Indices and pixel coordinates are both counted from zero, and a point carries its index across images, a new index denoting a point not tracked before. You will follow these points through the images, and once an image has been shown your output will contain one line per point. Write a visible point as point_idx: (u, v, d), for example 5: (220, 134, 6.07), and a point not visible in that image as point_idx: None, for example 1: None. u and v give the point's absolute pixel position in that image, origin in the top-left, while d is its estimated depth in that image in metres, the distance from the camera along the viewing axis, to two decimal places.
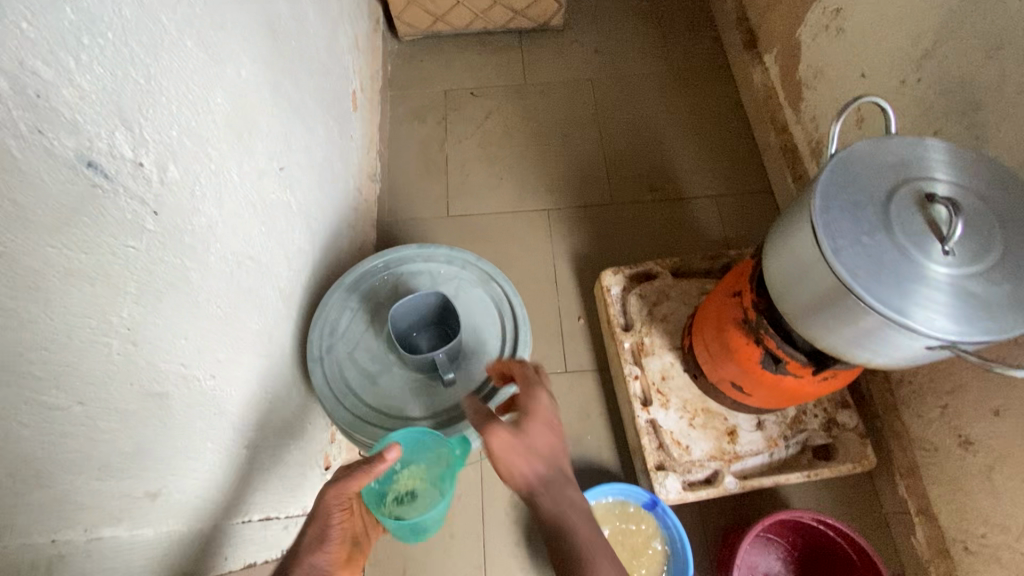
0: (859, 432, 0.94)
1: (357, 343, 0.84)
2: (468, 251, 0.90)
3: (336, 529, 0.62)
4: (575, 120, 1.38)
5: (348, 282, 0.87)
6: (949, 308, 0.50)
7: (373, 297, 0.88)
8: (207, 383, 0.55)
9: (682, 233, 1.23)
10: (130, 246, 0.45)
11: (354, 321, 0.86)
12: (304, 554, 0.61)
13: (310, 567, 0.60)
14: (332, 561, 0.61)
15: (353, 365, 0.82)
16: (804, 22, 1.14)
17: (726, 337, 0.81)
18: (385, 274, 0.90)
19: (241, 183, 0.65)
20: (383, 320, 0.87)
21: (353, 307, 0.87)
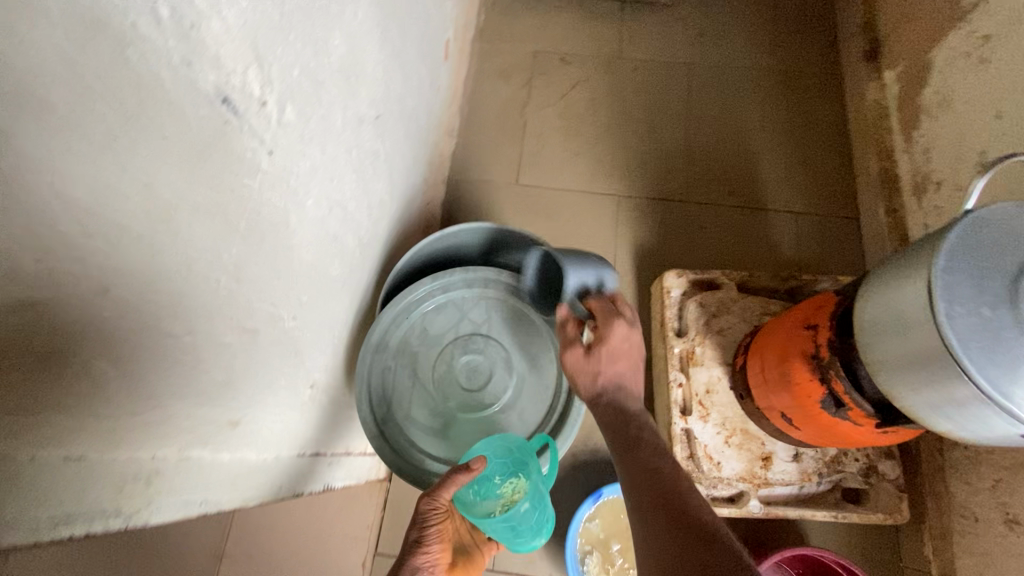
0: (896, 484, 0.92)
1: (409, 397, 0.84)
2: (482, 269, 0.89)
3: (434, 528, 0.69)
4: (666, 107, 1.31)
5: (377, 342, 0.83)
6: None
7: (408, 348, 0.86)
8: (289, 324, 0.57)
9: (754, 245, 1.18)
10: (246, 185, 0.46)
11: (399, 377, 0.85)
12: (407, 556, 0.68)
13: (414, 567, 0.68)
14: (434, 561, 0.69)
15: (411, 419, 0.83)
16: (942, 43, 1.02)
17: (788, 368, 0.79)
18: (410, 319, 0.87)
19: (342, 129, 0.64)
20: (427, 367, 0.86)
21: (392, 364, 0.85)
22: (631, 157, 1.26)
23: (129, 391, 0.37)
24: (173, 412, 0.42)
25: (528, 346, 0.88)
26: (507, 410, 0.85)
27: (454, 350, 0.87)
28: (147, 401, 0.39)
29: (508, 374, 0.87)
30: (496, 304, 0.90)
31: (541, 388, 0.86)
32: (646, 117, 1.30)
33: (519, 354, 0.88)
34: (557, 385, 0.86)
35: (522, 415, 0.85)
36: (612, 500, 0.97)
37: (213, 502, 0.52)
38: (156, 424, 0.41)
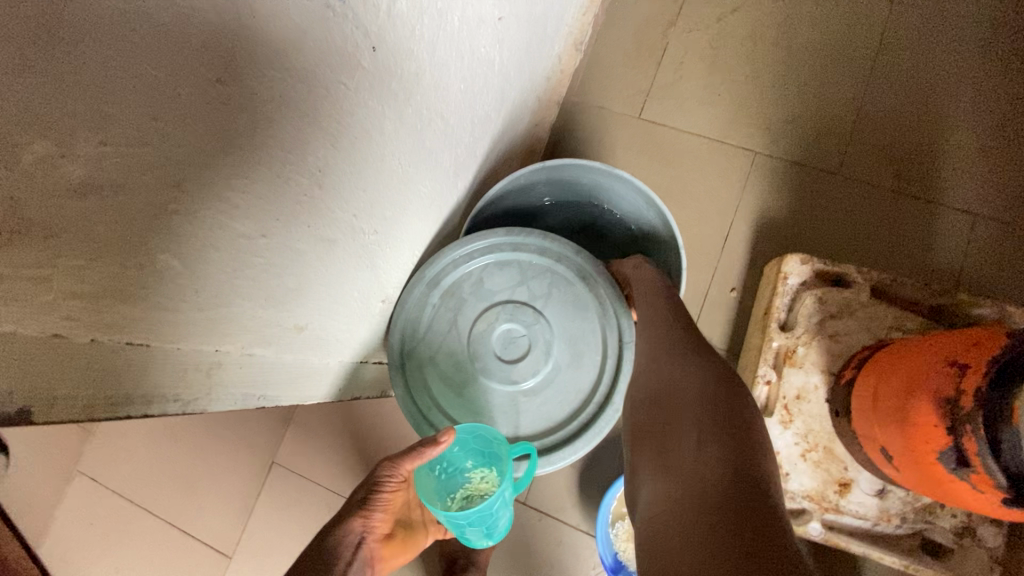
0: (994, 556, 0.79)
1: (440, 346, 0.77)
2: (566, 242, 0.76)
3: (382, 499, 0.72)
4: (845, 51, 1.06)
5: (428, 275, 0.76)
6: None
7: (456, 293, 0.77)
8: (369, 237, 0.55)
9: (904, 244, 0.99)
10: (341, 83, 0.41)
11: (437, 319, 0.77)
12: (347, 517, 0.71)
13: (347, 528, 0.69)
14: (371, 529, 0.71)
15: (434, 367, 0.76)
16: None
17: (911, 404, 0.66)
18: (468, 264, 0.77)
19: (458, 29, 0.56)
20: (466, 322, 0.77)
21: (434, 304, 0.77)
22: (782, 109, 1.06)
23: (197, 288, 0.36)
24: (239, 312, 0.42)
25: (580, 343, 0.76)
26: (527, 396, 0.75)
27: (500, 313, 0.77)
28: (215, 300, 0.38)
29: (545, 361, 0.75)
30: (565, 285, 0.77)
31: (574, 388, 0.75)
32: (815, 60, 1.07)
33: (567, 345, 0.76)
34: (591, 394, 0.74)
35: (542, 409, 0.75)
36: None
37: (274, 397, 0.54)
38: (224, 322, 0.41)
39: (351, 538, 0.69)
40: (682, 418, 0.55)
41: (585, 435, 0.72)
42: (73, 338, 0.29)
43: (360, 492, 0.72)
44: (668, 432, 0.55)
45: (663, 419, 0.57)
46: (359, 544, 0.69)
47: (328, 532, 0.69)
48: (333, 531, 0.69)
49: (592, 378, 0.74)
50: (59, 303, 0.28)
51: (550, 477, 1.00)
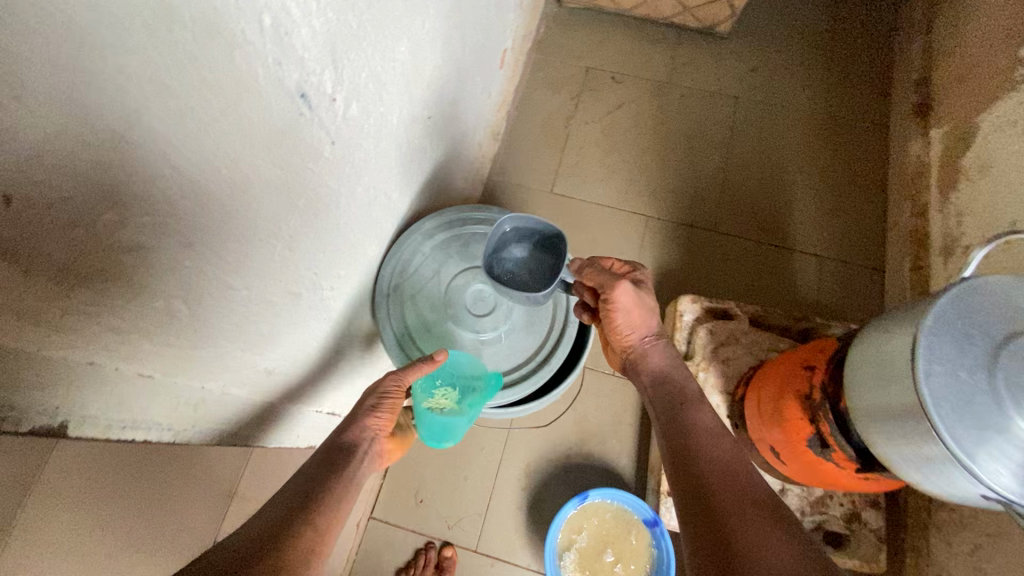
0: (878, 534, 0.94)
1: (421, 289, 0.86)
2: None
3: (390, 400, 0.69)
4: (708, 135, 1.34)
5: (427, 228, 0.87)
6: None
7: (444, 250, 0.88)
8: (326, 293, 0.65)
9: (773, 277, 1.21)
10: (309, 167, 0.53)
11: (423, 265, 0.86)
12: (359, 417, 0.67)
13: (364, 426, 0.67)
14: (382, 427, 0.68)
15: (414, 307, 0.85)
16: (1001, 125, 0.97)
17: (782, 404, 0.81)
18: (460, 230, 0.90)
19: (396, 127, 0.70)
20: (448, 275, 0.88)
21: (425, 253, 0.87)
22: (665, 181, 1.30)
23: (195, 329, 0.47)
24: (222, 353, 0.51)
25: (536, 310, 0.88)
26: (484, 348, 0.85)
27: (478, 274, 0.88)
28: (202, 341, 0.48)
29: (505, 321, 0.86)
30: None
31: (525, 348, 0.86)
32: (686, 143, 1.34)
33: (526, 312, 0.88)
34: (538, 352, 0.85)
35: (493, 360, 0.85)
36: (599, 504, 1.01)
37: (226, 431, 0.60)
38: (213, 360, 0.51)
39: (365, 434, 0.67)
40: (717, 462, 0.60)
41: (527, 382, 0.83)
42: (103, 366, 0.41)
43: (363, 404, 0.69)
44: (697, 471, 0.60)
45: (688, 461, 0.61)
46: (374, 440, 0.67)
47: (337, 439, 0.65)
48: (341, 438, 0.65)
49: (541, 339, 0.86)
50: (97, 333, 0.39)
51: (500, 520, 1.05)
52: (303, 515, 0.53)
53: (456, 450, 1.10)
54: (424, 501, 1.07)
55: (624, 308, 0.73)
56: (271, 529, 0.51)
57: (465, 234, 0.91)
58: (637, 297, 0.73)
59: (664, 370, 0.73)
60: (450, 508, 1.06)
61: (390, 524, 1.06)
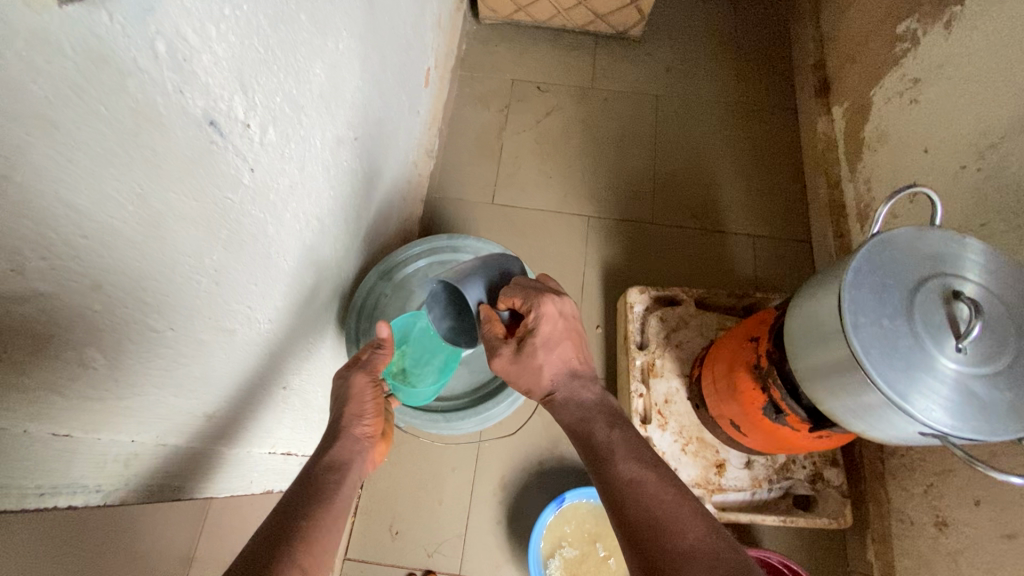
0: (841, 491, 0.97)
1: None
2: (496, 244, 0.88)
3: (371, 404, 0.68)
4: (635, 133, 1.40)
5: (382, 269, 0.87)
6: (955, 413, 0.52)
7: (405, 286, 0.88)
8: (263, 325, 0.62)
9: (713, 261, 1.26)
10: (228, 197, 0.51)
11: (389, 305, 0.87)
12: (345, 427, 0.66)
13: (352, 436, 0.65)
14: (369, 434, 0.67)
15: None
16: (891, 97, 1.07)
17: (735, 378, 0.84)
18: (415, 264, 0.89)
19: (320, 149, 0.69)
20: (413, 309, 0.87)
21: (387, 294, 0.87)
22: (601, 180, 1.34)
23: (116, 378, 0.44)
24: (151, 399, 0.49)
25: None
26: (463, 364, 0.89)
27: None
28: (127, 389, 0.46)
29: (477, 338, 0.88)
30: None
31: None
32: (616, 143, 1.38)
33: None
34: None
35: (473, 374, 0.89)
36: (576, 505, 1.00)
37: (158, 484, 0.57)
38: (140, 409, 0.48)
39: (355, 446, 0.65)
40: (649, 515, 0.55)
41: (509, 395, 0.84)
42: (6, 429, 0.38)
43: (342, 412, 0.67)
44: (636, 535, 0.54)
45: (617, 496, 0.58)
46: (363, 449, 0.66)
47: (325, 449, 0.63)
48: (330, 447, 0.64)
49: None
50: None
51: (480, 538, 1.03)
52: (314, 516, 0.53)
53: (427, 474, 1.07)
54: (400, 532, 1.03)
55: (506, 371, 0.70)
56: (277, 539, 0.50)
57: (422, 267, 0.90)
58: (516, 362, 0.69)
59: (573, 423, 0.68)
60: (427, 534, 1.03)
61: (368, 562, 1.01)
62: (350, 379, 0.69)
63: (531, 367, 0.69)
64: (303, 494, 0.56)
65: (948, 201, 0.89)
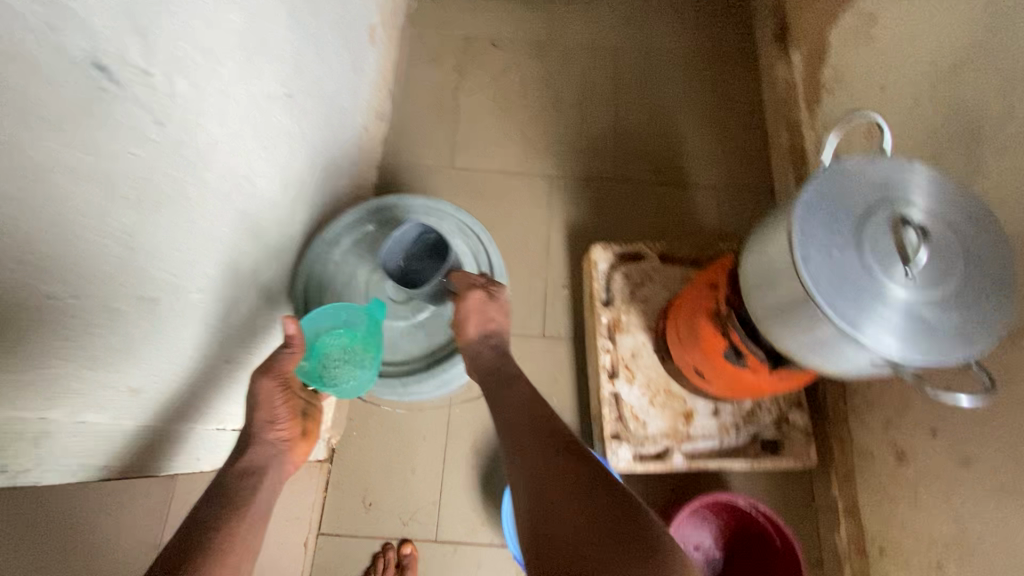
0: (805, 432, 0.99)
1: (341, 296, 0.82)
2: (447, 201, 0.84)
3: (284, 411, 0.71)
4: (594, 87, 1.36)
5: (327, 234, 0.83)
6: (906, 341, 0.52)
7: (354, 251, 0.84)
8: (193, 294, 0.59)
9: (677, 214, 1.25)
10: (132, 153, 0.46)
11: (338, 271, 0.83)
12: (258, 433, 0.69)
13: (266, 443, 0.69)
14: (284, 436, 0.71)
15: None
16: (848, 37, 1.05)
17: (696, 326, 0.84)
18: (362, 226, 0.85)
19: (245, 105, 0.64)
20: (364, 274, 0.84)
21: (335, 261, 0.83)
22: (562, 138, 1.30)
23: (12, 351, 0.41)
24: (61, 373, 0.46)
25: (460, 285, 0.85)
26: (420, 329, 0.87)
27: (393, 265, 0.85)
28: (27, 362, 0.42)
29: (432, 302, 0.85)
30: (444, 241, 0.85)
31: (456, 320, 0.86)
32: (575, 98, 1.34)
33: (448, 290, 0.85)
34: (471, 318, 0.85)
35: (432, 338, 0.86)
36: None
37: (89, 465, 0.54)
38: (49, 383, 0.45)
39: (270, 450, 0.69)
40: (544, 446, 0.61)
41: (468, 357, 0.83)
42: None
43: (254, 417, 0.69)
44: (531, 464, 0.60)
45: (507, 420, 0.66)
46: (278, 452, 0.70)
47: (238, 455, 0.67)
48: (245, 450, 0.68)
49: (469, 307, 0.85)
50: None
51: (455, 503, 1.03)
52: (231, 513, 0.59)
53: (397, 444, 1.06)
54: (374, 504, 1.02)
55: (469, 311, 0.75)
56: (189, 547, 0.54)
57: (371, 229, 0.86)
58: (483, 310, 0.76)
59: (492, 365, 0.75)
60: (401, 503, 1.02)
61: (342, 535, 1.00)
62: (257, 383, 0.68)
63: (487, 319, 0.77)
64: (216, 502, 0.60)
65: (904, 137, 0.88)
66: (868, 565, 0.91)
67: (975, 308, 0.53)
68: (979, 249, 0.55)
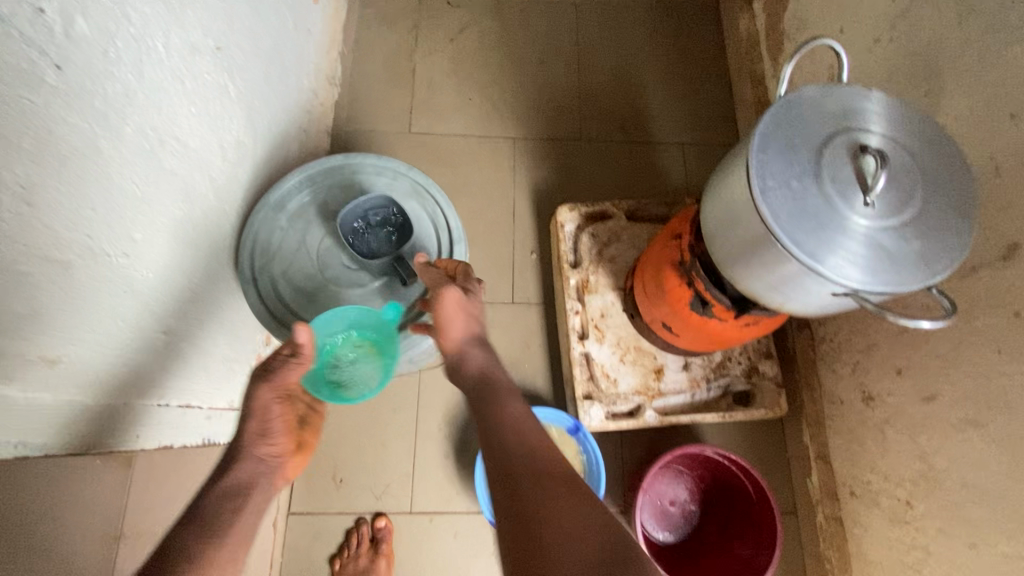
0: (776, 381, 0.99)
1: (290, 264, 0.77)
2: (398, 161, 0.80)
3: (280, 424, 0.64)
4: (555, 45, 1.31)
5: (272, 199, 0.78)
6: (868, 269, 0.51)
7: (302, 216, 0.79)
8: (118, 261, 0.54)
9: (644, 172, 1.22)
10: (24, 97, 0.41)
11: (286, 239, 0.79)
12: (249, 446, 0.62)
13: (259, 457, 0.62)
14: (280, 449, 0.64)
15: (287, 283, 0.77)
16: None
17: (662, 279, 0.82)
18: (309, 190, 0.80)
19: (166, 55, 0.59)
20: (315, 240, 0.79)
21: (282, 227, 0.78)
22: (525, 99, 1.26)
23: None
24: None
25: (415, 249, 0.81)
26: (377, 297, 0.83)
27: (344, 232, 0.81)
28: None
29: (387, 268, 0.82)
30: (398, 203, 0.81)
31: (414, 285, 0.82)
32: (537, 58, 1.30)
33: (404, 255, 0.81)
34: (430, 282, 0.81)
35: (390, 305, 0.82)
36: None
37: (38, 445, 0.50)
38: None
39: (260, 464, 0.62)
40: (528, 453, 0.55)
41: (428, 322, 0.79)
42: None
43: (244, 428, 0.62)
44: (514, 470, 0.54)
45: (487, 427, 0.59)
46: (275, 467, 0.63)
47: (222, 474, 0.59)
48: (231, 466, 0.60)
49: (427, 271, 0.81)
50: None
51: (428, 474, 1.01)
52: (217, 528, 0.53)
53: (367, 419, 1.03)
54: (344, 480, 1.00)
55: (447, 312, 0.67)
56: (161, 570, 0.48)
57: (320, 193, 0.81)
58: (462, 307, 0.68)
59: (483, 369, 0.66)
60: (373, 478, 1.00)
61: (313, 513, 0.98)
62: (254, 391, 0.63)
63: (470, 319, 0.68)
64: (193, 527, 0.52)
65: (865, 78, 0.87)
66: (838, 509, 0.92)
67: (934, 234, 0.51)
68: (937, 175, 0.53)
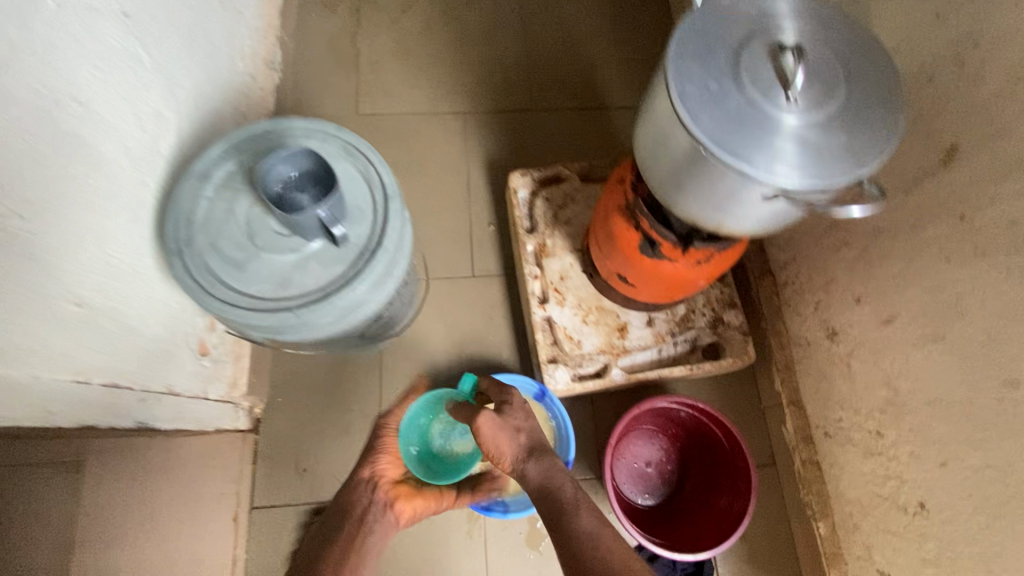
0: (742, 329, 0.97)
1: (218, 234, 0.70)
2: (327, 122, 0.75)
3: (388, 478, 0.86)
4: (500, 19, 1.30)
5: (197, 169, 0.72)
6: (794, 163, 0.49)
7: (229, 184, 0.72)
8: (7, 220, 0.50)
9: (598, 138, 1.21)
10: None
11: (213, 209, 0.71)
12: (366, 514, 0.83)
13: (377, 525, 0.82)
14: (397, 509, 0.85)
15: (215, 254, 0.69)
16: None
17: (611, 225, 0.79)
18: (236, 158, 0.74)
19: (59, 13, 0.56)
20: (244, 207, 0.71)
21: (209, 199, 0.71)
22: (473, 75, 1.24)
23: None
24: None
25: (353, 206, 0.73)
26: None
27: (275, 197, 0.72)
28: None
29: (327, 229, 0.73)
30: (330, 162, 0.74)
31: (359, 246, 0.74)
32: (482, 33, 1.28)
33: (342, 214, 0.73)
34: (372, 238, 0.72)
35: None
36: None
37: None
38: None
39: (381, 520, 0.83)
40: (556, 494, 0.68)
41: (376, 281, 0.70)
42: None
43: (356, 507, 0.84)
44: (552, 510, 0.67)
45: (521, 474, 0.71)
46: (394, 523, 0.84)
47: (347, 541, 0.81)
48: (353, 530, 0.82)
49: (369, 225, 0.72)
50: None
51: None
52: None
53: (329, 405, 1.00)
54: (309, 469, 0.96)
55: (490, 438, 0.71)
56: None
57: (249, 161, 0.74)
58: (501, 425, 0.71)
59: (544, 483, 0.69)
60: (338, 465, 0.96)
61: (277, 506, 0.94)
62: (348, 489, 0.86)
63: (516, 433, 0.72)
64: None
65: None
66: (815, 452, 0.89)
67: (860, 127, 0.50)
68: (859, 70, 0.52)
